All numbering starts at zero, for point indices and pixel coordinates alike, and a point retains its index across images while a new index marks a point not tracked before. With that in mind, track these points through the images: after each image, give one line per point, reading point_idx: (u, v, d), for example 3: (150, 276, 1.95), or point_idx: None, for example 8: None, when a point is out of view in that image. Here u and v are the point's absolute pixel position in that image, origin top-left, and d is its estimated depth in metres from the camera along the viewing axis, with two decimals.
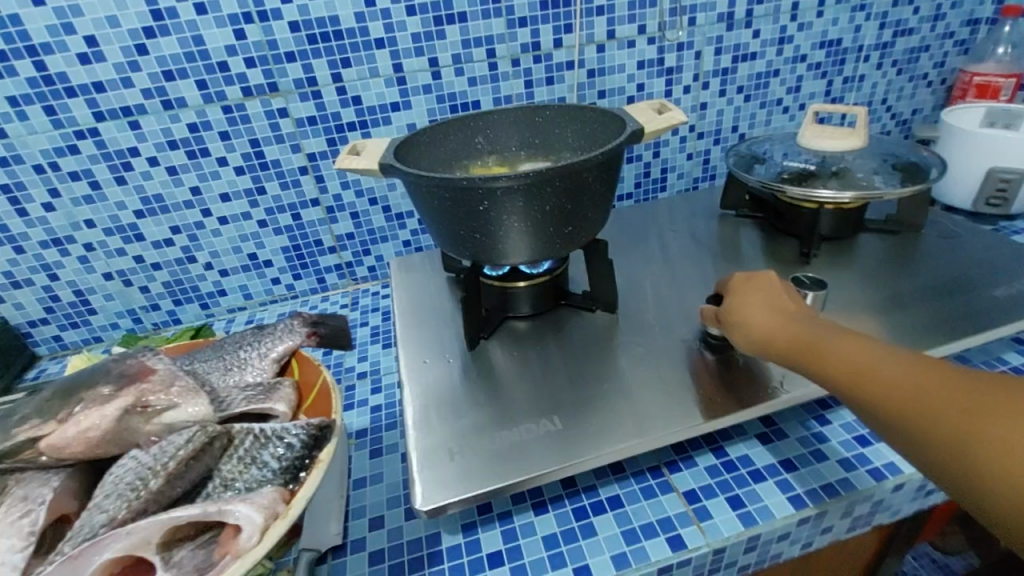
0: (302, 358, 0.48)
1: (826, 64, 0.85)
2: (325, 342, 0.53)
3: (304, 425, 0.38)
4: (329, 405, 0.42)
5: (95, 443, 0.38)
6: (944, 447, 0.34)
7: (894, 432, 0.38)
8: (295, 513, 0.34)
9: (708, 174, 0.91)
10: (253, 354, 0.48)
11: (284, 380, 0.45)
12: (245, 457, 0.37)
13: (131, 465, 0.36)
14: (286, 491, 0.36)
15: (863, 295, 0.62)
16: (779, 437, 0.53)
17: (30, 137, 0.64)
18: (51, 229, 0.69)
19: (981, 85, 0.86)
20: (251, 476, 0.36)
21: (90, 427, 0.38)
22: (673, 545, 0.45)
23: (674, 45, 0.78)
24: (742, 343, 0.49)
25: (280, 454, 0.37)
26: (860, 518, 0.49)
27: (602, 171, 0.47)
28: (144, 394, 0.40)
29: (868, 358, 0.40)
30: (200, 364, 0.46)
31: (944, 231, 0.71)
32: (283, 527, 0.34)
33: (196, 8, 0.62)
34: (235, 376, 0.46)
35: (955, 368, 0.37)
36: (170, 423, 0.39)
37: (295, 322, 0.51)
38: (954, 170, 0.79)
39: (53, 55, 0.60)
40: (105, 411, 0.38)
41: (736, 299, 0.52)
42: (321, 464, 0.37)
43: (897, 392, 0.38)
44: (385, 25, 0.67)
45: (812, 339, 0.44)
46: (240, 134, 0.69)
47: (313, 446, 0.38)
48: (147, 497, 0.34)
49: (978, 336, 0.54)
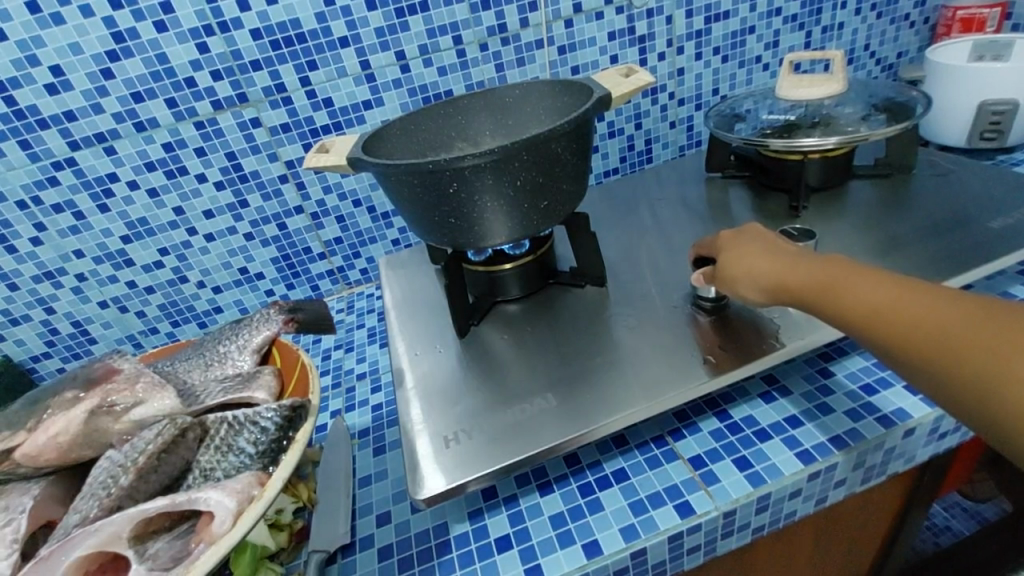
0: (283, 347, 0.49)
1: (802, 15, 0.83)
2: (307, 326, 0.53)
3: (276, 408, 0.39)
4: (308, 386, 0.43)
5: (67, 448, 0.38)
6: (971, 386, 0.33)
7: (915, 372, 0.37)
8: (270, 495, 0.35)
9: (693, 140, 0.89)
10: (232, 347, 0.48)
11: (265, 368, 0.45)
12: (221, 445, 0.38)
13: (106, 465, 0.37)
14: (263, 475, 0.37)
15: (858, 241, 0.60)
16: (783, 394, 0.52)
17: (8, 173, 0.64)
18: (42, 263, 0.70)
19: (966, 18, 0.83)
20: (229, 464, 0.37)
21: (60, 433, 0.38)
22: (681, 512, 0.44)
23: (643, 12, 0.76)
24: (749, 296, 0.48)
25: (256, 438, 0.38)
26: (874, 468, 0.48)
27: (570, 139, 0.46)
28: (109, 394, 0.41)
29: (884, 297, 0.39)
30: (180, 364, 0.47)
31: (938, 169, 0.70)
32: (259, 510, 0.35)
33: (156, 26, 0.61)
34: (216, 370, 0.46)
35: (977, 301, 0.35)
36: (139, 420, 0.40)
37: (272, 309, 0.50)
38: (944, 109, 0.77)
39: (21, 88, 0.60)
40: (72, 415, 0.39)
41: (737, 251, 0.50)
42: (297, 444, 0.39)
43: (917, 332, 0.36)
44: (347, 22, 0.67)
45: (822, 282, 0.43)
46: (215, 149, 0.69)
47: (289, 426, 0.39)
48: (120, 493, 0.35)
49: (977, 270, 0.53)
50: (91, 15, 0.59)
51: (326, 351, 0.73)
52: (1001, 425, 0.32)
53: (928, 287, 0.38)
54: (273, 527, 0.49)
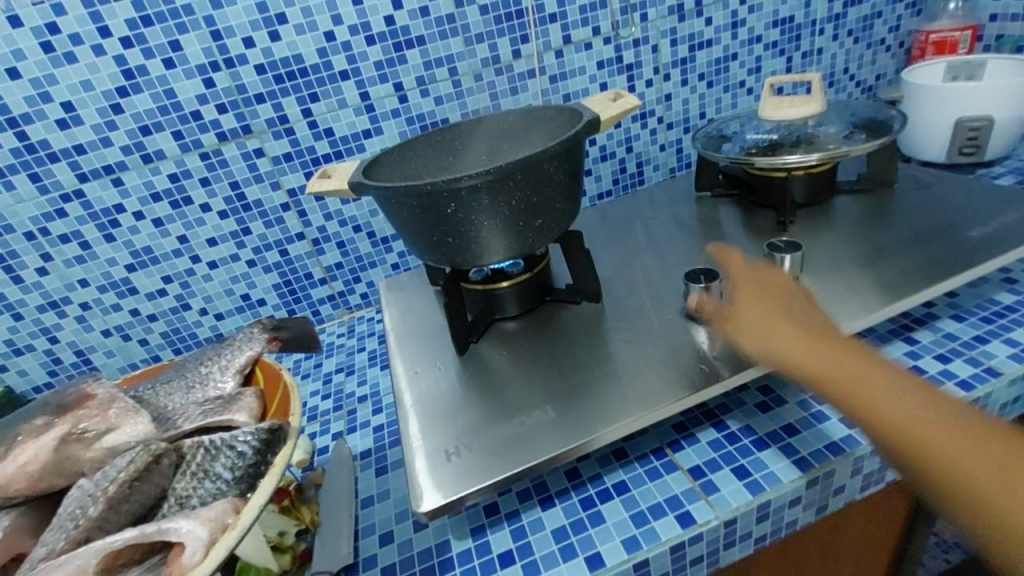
0: (265, 364, 0.49)
1: (782, 42, 0.87)
2: (291, 344, 0.55)
3: (253, 432, 0.39)
4: (290, 406, 0.43)
5: (36, 477, 0.38)
6: (971, 487, 0.33)
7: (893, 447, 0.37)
8: (245, 524, 0.34)
9: (683, 162, 0.92)
10: (214, 367, 0.49)
11: (247, 390, 0.45)
12: (198, 471, 0.38)
13: (75, 494, 0.36)
14: (238, 502, 0.36)
15: (845, 252, 0.62)
16: (779, 403, 0.53)
17: (18, 206, 0.66)
18: (48, 293, 0.71)
19: (938, 41, 0.87)
20: (206, 491, 0.37)
21: (29, 461, 0.38)
22: (682, 522, 0.44)
23: (630, 42, 0.80)
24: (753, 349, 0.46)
25: (233, 464, 0.38)
26: (872, 475, 0.49)
27: (562, 161, 0.48)
28: (80, 421, 0.40)
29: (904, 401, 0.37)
30: (161, 388, 0.47)
31: (919, 183, 0.72)
32: (232, 540, 0.34)
33: (165, 63, 0.64)
34: (197, 393, 0.46)
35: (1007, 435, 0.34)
36: (112, 446, 0.40)
37: (254, 329, 0.52)
38: (922, 126, 0.80)
39: (34, 124, 0.63)
40: (42, 442, 0.38)
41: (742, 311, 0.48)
42: (274, 469, 0.38)
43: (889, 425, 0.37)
44: (347, 57, 0.70)
45: (840, 374, 0.40)
46: (219, 179, 0.71)
47: (268, 450, 0.39)
48: (89, 525, 0.35)
49: (958, 277, 0.55)
50: (103, 54, 0.62)
51: (326, 375, 0.74)
52: (987, 543, 0.32)
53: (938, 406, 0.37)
54: (275, 550, 0.49)
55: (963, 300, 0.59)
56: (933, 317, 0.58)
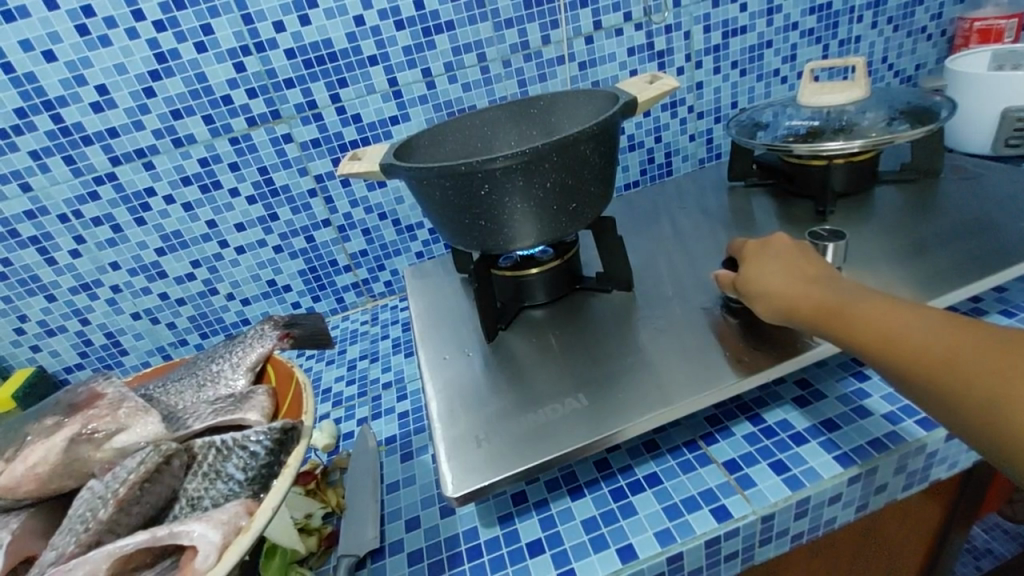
0: (278, 363, 0.49)
1: (818, 29, 0.84)
2: (302, 342, 0.53)
3: (266, 432, 0.38)
4: (302, 406, 0.42)
5: (47, 479, 0.38)
6: (1001, 434, 0.32)
7: (925, 394, 0.37)
8: (258, 526, 0.34)
9: (713, 153, 0.90)
10: (226, 365, 0.48)
11: (259, 389, 0.45)
12: (210, 472, 0.37)
13: (85, 496, 0.36)
14: (251, 504, 0.35)
15: (887, 243, 0.60)
16: (818, 398, 0.51)
17: (53, 188, 0.67)
18: (79, 275, 0.72)
19: (983, 29, 0.84)
20: (218, 491, 0.37)
21: (38, 463, 0.38)
22: (718, 516, 0.43)
23: (662, 28, 0.78)
24: (784, 304, 0.46)
25: (245, 464, 0.37)
26: (916, 473, 0.47)
27: (598, 143, 0.47)
28: (89, 421, 0.40)
29: (931, 345, 0.37)
30: (172, 386, 0.47)
31: (964, 173, 0.69)
32: (245, 542, 0.33)
33: (197, 46, 0.64)
34: (209, 391, 0.46)
35: None
36: (122, 447, 0.39)
37: (267, 326, 0.51)
38: (966, 116, 0.77)
39: (69, 107, 0.63)
40: (51, 443, 0.38)
41: (767, 272, 0.49)
42: (290, 469, 0.38)
43: (928, 368, 0.36)
44: (376, 41, 0.69)
45: (878, 323, 0.40)
46: (248, 164, 0.72)
47: (280, 450, 0.38)
48: (98, 528, 0.34)
49: (1009, 271, 0.52)
50: (136, 37, 0.62)
51: (351, 361, 0.74)
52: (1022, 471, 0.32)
53: (980, 342, 0.35)
54: (303, 532, 0.49)
55: (1013, 295, 0.56)
56: (981, 312, 0.55)
